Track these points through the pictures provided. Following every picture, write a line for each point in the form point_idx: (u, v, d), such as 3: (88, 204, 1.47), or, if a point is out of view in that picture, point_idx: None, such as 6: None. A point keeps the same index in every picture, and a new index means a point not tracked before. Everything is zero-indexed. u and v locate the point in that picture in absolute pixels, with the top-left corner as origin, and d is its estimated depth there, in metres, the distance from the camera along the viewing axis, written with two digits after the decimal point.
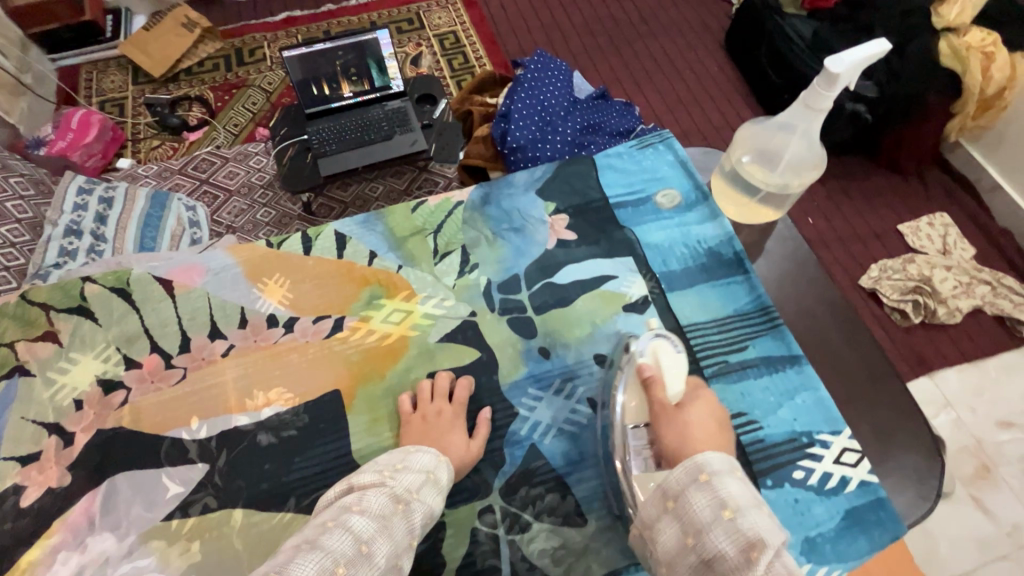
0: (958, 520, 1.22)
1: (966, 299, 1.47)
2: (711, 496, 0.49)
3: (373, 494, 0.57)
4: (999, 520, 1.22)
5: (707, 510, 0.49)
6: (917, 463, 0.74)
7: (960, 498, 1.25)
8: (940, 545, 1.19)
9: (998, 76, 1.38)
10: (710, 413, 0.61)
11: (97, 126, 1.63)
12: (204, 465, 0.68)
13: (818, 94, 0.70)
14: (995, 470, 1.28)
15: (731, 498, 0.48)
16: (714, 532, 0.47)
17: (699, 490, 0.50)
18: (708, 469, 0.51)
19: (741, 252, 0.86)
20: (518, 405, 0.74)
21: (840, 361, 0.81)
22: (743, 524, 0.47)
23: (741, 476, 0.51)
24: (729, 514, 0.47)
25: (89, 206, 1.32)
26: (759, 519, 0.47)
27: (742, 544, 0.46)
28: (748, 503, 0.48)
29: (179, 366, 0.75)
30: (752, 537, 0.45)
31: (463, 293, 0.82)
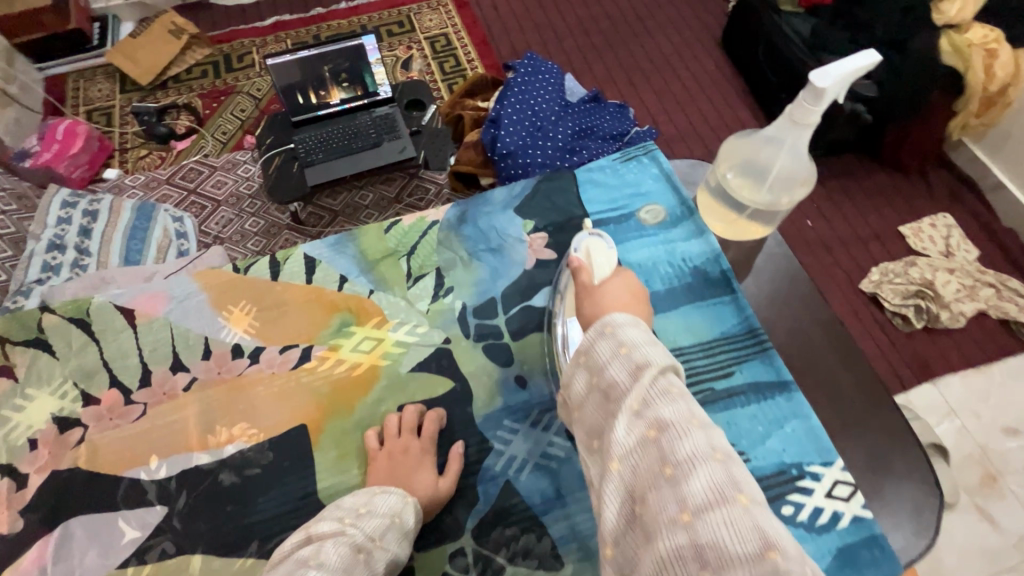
0: (962, 531, 1.18)
1: (970, 302, 1.43)
2: (610, 338, 0.49)
3: (331, 545, 0.53)
4: (1005, 532, 1.18)
5: (606, 349, 0.49)
6: (914, 493, 0.70)
7: (965, 508, 1.21)
8: (946, 561, 1.15)
9: (1001, 73, 1.33)
10: (626, 286, 0.61)
11: (83, 136, 1.61)
12: (162, 508, 0.65)
13: (804, 108, 0.66)
14: (1001, 479, 1.24)
15: (628, 337, 0.49)
16: (612, 368, 0.48)
17: (602, 337, 0.50)
18: (611, 321, 0.51)
19: (728, 270, 0.82)
20: (492, 439, 0.70)
21: (834, 384, 0.77)
22: (637, 354, 0.47)
23: (643, 325, 0.52)
24: (625, 348, 0.48)
25: (74, 218, 1.33)
26: (653, 351, 0.48)
27: (633, 367, 0.47)
28: (645, 340, 0.49)
29: (140, 402, 0.71)
30: (644, 361, 0.47)
31: (437, 319, 0.78)
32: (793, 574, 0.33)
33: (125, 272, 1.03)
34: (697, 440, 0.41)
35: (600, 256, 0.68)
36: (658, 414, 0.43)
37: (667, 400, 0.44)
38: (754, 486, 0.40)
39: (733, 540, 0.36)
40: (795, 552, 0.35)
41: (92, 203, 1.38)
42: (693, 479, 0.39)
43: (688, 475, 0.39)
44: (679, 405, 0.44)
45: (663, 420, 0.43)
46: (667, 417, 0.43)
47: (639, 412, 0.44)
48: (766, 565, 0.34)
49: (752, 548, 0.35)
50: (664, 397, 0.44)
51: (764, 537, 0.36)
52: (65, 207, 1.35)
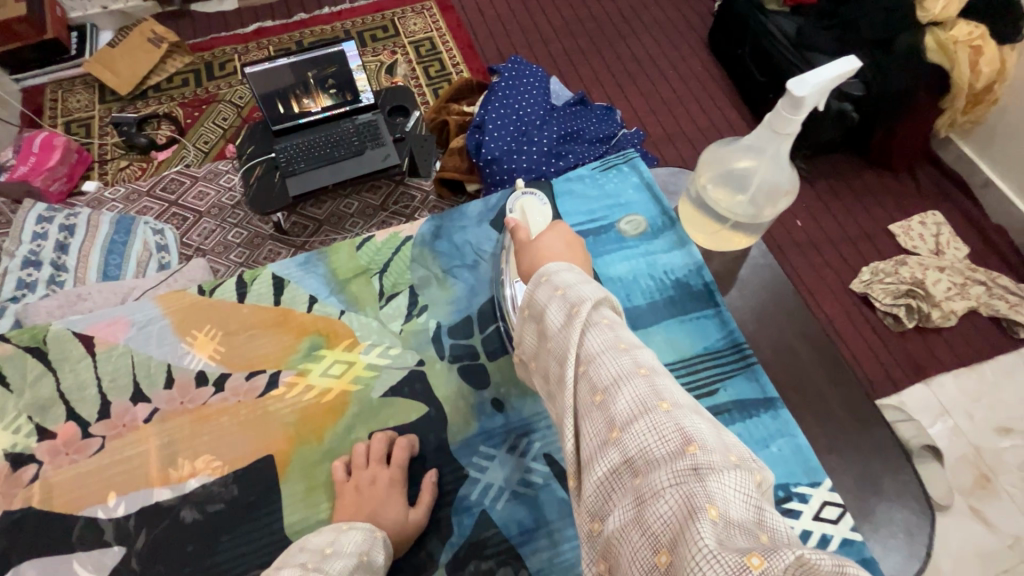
0: (958, 534, 1.17)
1: (961, 300, 1.41)
2: (546, 285, 0.49)
3: None
4: (1000, 532, 1.17)
5: (543, 295, 0.48)
6: (904, 513, 0.68)
7: (959, 510, 1.19)
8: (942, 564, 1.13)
9: (987, 70, 1.32)
10: (565, 235, 0.59)
11: (60, 148, 1.57)
12: (120, 548, 0.62)
13: (783, 117, 0.63)
14: (995, 479, 1.22)
15: (562, 280, 0.48)
16: (549, 311, 0.47)
17: (539, 286, 0.49)
18: (545, 270, 0.50)
19: (711, 282, 0.80)
20: (468, 466, 0.68)
21: (822, 402, 0.74)
22: (570, 294, 0.47)
23: (578, 268, 0.51)
24: (560, 291, 0.47)
25: (49, 234, 1.30)
26: (587, 289, 0.47)
27: (567, 308, 0.46)
28: (579, 281, 0.48)
29: (98, 435, 0.68)
30: (576, 298, 0.46)
31: (411, 340, 0.75)
32: (710, 461, 0.34)
33: (101, 289, 0.99)
34: (623, 362, 0.42)
35: (536, 214, 0.79)
36: (587, 348, 0.43)
37: (596, 330, 0.44)
38: (681, 393, 0.40)
39: (657, 444, 0.36)
40: (717, 446, 0.36)
41: (69, 217, 1.35)
42: (619, 398, 0.39)
43: (615, 395, 0.40)
44: (608, 333, 0.44)
45: (590, 353, 0.43)
46: (595, 348, 0.43)
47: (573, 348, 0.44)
48: (686, 462, 0.34)
49: (673, 447, 0.36)
50: (594, 329, 0.44)
51: (685, 436, 0.36)
52: (41, 222, 1.32)
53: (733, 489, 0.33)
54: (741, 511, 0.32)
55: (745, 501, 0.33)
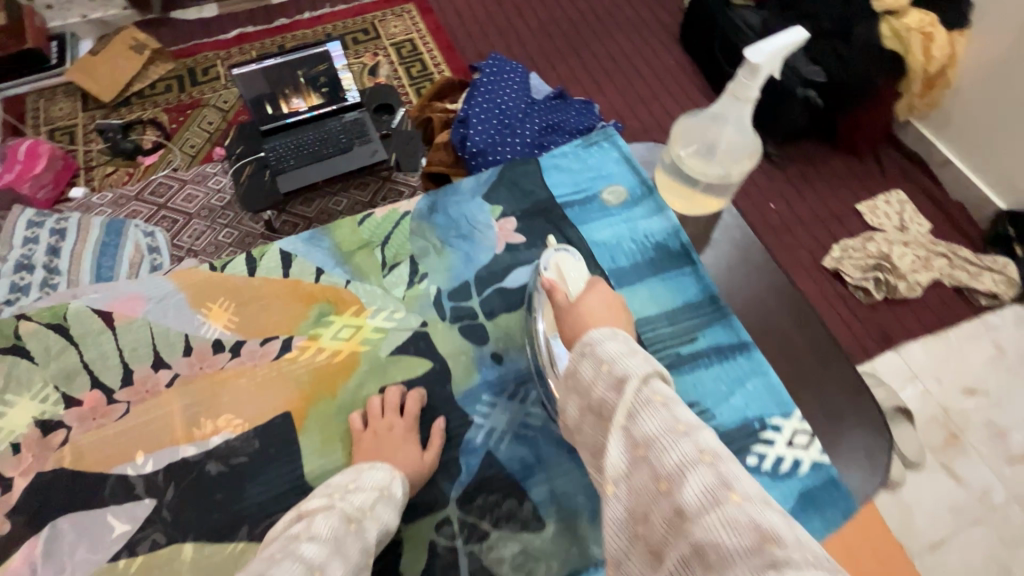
0: (930, 488, 1.28)
1: (925, 273, 1.52)
2: (591, 358, 0.47)
3: (321, 519, 0.55)
4: (969, 486, 1.28)
5: (587, 369, 0.47)
6: (866, 437, 0.75)
7: (932, 467, 1.30)
8: (915, 517, 1.25)
9: (939, 55, 1.45)
10: (603, 299, 0.59)
11: (46, 156, 1.58)
12: (150, 501, 0.67)
13: (743, 85, 0.71)
14: (963, 438, 1.33)
15: (607, 351, 0.47)
16: (597, 386, 0.46)
17: (583, 358, 0.48)
18: (590, 339, 0.49)
19: (687, 243, 0.87)
20: (471, 413, 0.73)
21: (790, 345, 0.82)
22: (617, 369, 0.45)
23: (622, 333, 0.49)
24: (605, 364, 0.46)
25: (41, 238, 1.32)
26: (633, 362, 0.46)
27: (615, 383, 0.44)
28: (624, 352, 0.47)
29: (122, 400, 0.73)
30: (624, 374, 0.44)
31: (413, 304, 0.81)
32: (795, 562, 0.31)
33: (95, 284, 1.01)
34: (685, 448, 0.39)
35: (573, 271, 0.70)
36: (642, 431, 0.41)
37: (650, 410, 0.42)
38: (749, 481, 0.38)
39: (734, 540, 0.34)
40: (797, 541, 0.33)
41: (59, 221, 1.36)
42: (686, 488, 0.37)
43: (680, 483, 0.38)
44: (664, 413, 0.41)
45: (648, 437, 0.41)
46: (651, 432, 0.41)
47: (626, 428, 0.42)
48: (765, 560, 0.32)
49: (752, 544, 0.33)
50: (648, 408, 0.42)
51: (762, 532, 0.34)
52: (32, 227, 1.34)
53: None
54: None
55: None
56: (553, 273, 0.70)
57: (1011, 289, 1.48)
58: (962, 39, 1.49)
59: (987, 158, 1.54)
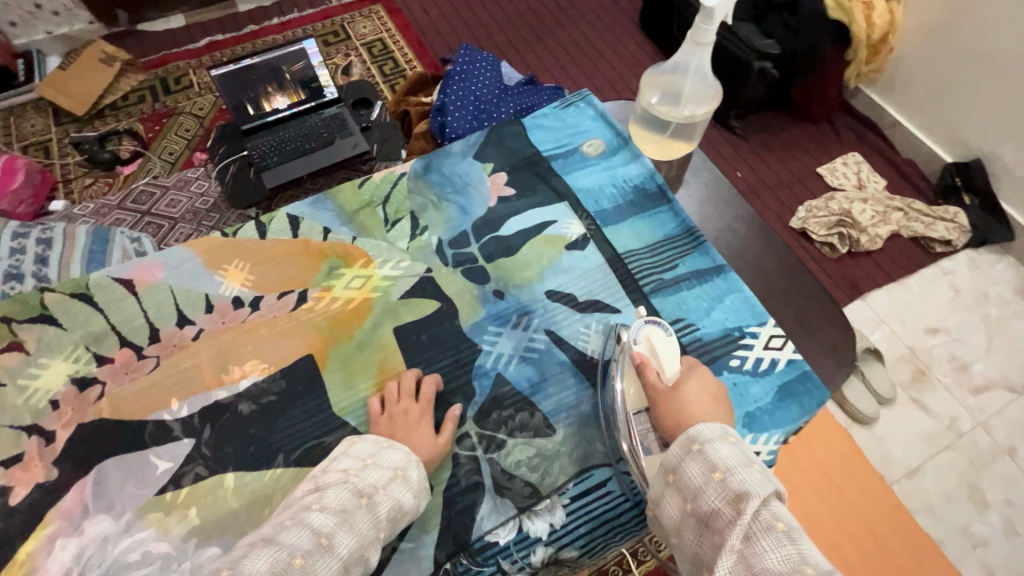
0: (904, 423, 1.40)
1: (885, 226, 1.65)
2: (705, 462, 0.58)
3: (333, 491, 0.62)
4: (938, 416, 1.42)
5: (700, 476, 0.57)
6: (835, 339, 0.85)
7: (904, 402, 1.43)
8: (892, 448, 1.37)
9: (880, 22, 1.59)
10: (706, 387, 0.68)
11: (23, 171, 1.56)
12: (189, 440, 0.72)
13: (701, 29, 0.79)
14: (930, 372, 1.47)
15: (721, 462, 0.57)
16: (706, 490, 0.56)
17: (693, 458, 0.59)
18: (704, 440, 0.60)
19: (663, 184, 0.95)
20: (480, 342, 0.80)
21: (760, 265, 0.91)
22: (731, 481, 0.55)
23: (733, 440, 0.60)
24: (720, 476, 0.56)
25: (28, 248, 1.33)
26: (750, 479, 0.55)
27: (730, 497, 0.54)
28: (738, 465, 0.57)
29: (152, 355, 0.77)
30: (738, 488, 0.54)
31: (417, 254, 0.88)
32: None
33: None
34: None
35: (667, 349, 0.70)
36: (764, 563, 0.49)
37: (772, 540, 0.51)
38: None
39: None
40: None
41: (44, 232, 1.37)
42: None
43: None
44: (786, 546, 0.50)
45: (769, 570, 0.49)
46: (773, 566, 0.49)
47: (746, 551, 0.51)
48: None
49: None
50: (770, 536, 0.51)
51: None
52: (17, 239, 1.35)
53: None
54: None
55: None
56: (643, 347, 0.72)
57: (962, 236, 1.63)
58: (900, 7, 1.64)
59: (933, 116, 1.69)
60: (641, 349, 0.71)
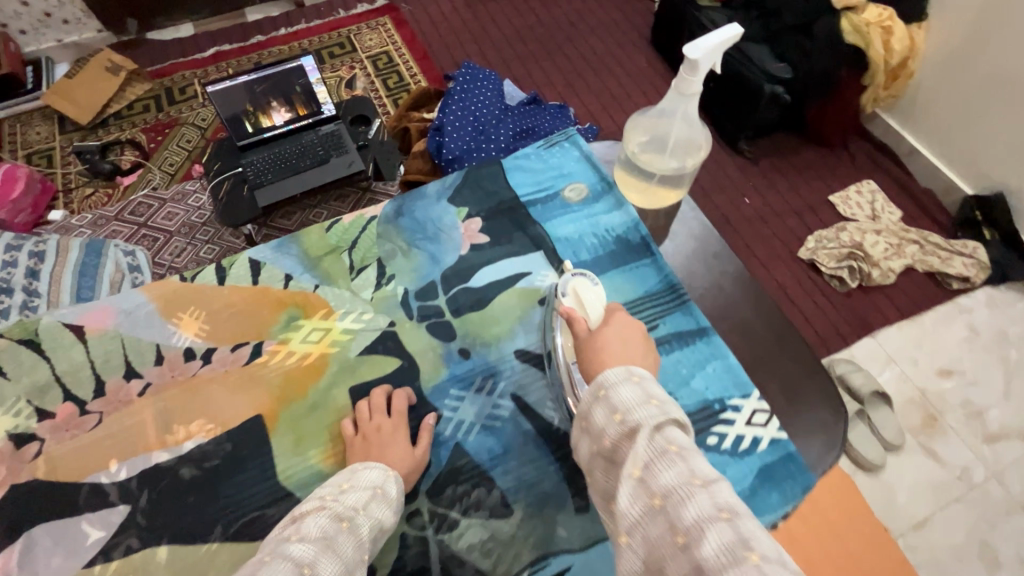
0: (912, 471, 1.32)
1: (898, 260, 1.57)
2: (605, 403, 0.53)
3: (312, 520, 0.57)
4: (948, 464, 1.33)
5: (602, 417, 0.53)
6: (827, 415, 0.78)
7: (912, 449, 1.34)
8: (898, 495, 1.29)
9: (899, 47, 1.53)
10: (622, 331, 0.63)
11: (24, 180, 1.56)
12: (124, 507, 0.68)
13: (685, 80, 0.73)
14: (941, 418, 1.38)
15: (621, 403, 0.52)
16: (608, 432, 0.52)
17: (598, 402, 0.54)
18: (605, 382, 0.55)
19: (647, 236, 0.90)
20: (440, 407, 0.75)
21: (747, 325, 0.85)
22: (629, 418, 0.51)
23: (635, 377, 0.55)
24: (619, 415, 0.52)
25: (19, 261, 1.31)
26: (646, 412, 0.51)
27: (629, 432, 0.50)
28: (639, 402, 0.52)
29: (95, 411, 0.74)
30: (636, 424, 0.50)
31: (381, 305, 0.83)
32: None
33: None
34: (702, 502, 0.44)
35: (592, 298, 0.71)
36: (661, 484, 0.46)
37: (666, 463, 0.47)
38: (766, 540, 0.42)
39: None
40: None
41: (37, 244, 1.35)
42: (704, 542, 0.42)
43: (700, 541, 0.42)
44: (680, 466, 0.46)
45: (665, 489, 0.46)
46: (669, 484, 0.46)
47: (643, 480, 0.47)
48: None
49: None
50: (664, 461, 0.47)
51: None
52: (10, 251, 1.32)
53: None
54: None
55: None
56: (571, 299, 0.72)
57: (981, 273, 1.54)
58: (921, 32, 1.57)
59: (954, 144, 1.61)
60: (569, 302, 0.71)
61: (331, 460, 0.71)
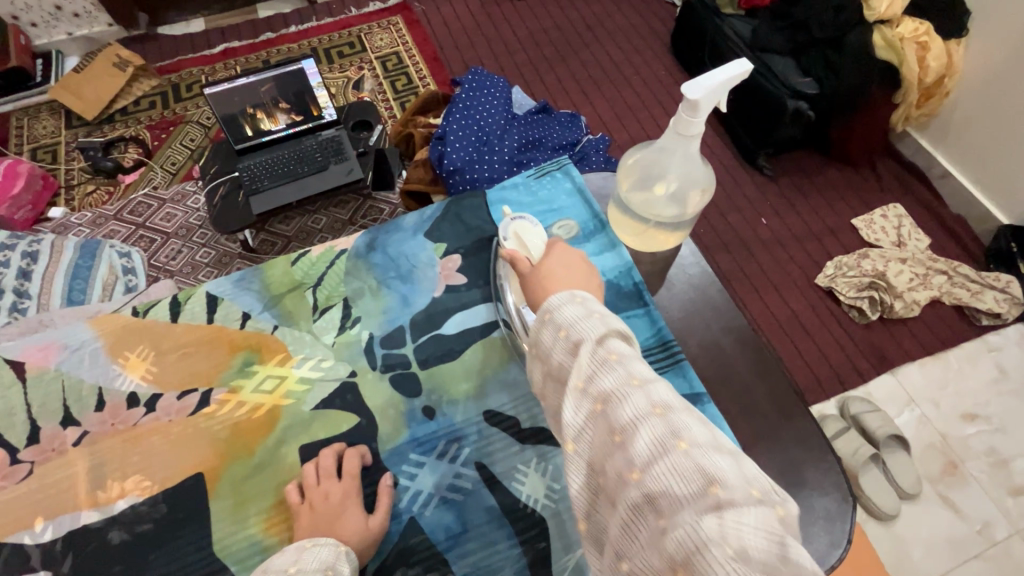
0: (928, 523, 1.21)
1: (924, 291, 1.46)
2: (549, 324, 0.49)
3: None
4: (969, 518, 1.21)
5: (547, 335, 0.49)
6: (829, 501, 0.70)
7: (930, 498, 1.23)
8: (913, 550, 1.18)
9: (935, 64, 1.41)
10: (563, 259, 0.59)
11: (25, 176, 1.52)
12: (45, 573, 0.62)
13: (684, 121, 0.65)
14: (962, 466, 1.27)
15: (565, 318, 0.48)
16: (555, 353, 0.48)
17: (543, 325, 0.49)
18: (549, 306, 0.50)
19: (640, 283, 0.81)
20: (397, 474, 0.68)
21: (746, 392, 0.76)
22: (572, 333, 0.47)
23: (580, 296, 0.50)
24: (562, 330, 0.47)
25: (12, 261, 1.25)
26: (589, 324, 0.47)
27: (572, 348, 0.46)
28: (582, 315, 0.48)
29: (27, 460, 0.68)
30: (578, 338, 0.46)
31: (343, 351, 0.76)
32: (734, 506, 0.35)
33: (64, 312, 0.99)
34: (638, 401, 0.42)
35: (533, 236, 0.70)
36: (600, 389, 0.43)
37: (606, 369, 0.44)
38: (699, 428, 0.40)
39: (679, 485, 0.37)
40: (739, 482, 0.37)
41: (32, 244, 1.29)
42: (638, 439, 0.40)
43: (634, 437, 0.40)
44: (618, 370, 0.44)
45: (604, 394, 0.43)
46: (608, 388, 0.43)
47: (584, 389, 0.44)
48: (709, 502, 0.36)
49: (696, 487, 0.37)
50: (604, 368, 0.44)
51: (707, 476, 0.37)
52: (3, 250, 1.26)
53: (755, 526, 0.35)
54: (763, 548, 0.34)
55: (767, 537, 0.34)
56: (513, 242, 0.70)
57: (1014, 309, 1.42)
58: (960, 47, 1.44)
59: (990, 168, 1.48)
60: (510, 245, 0.70)
61: (273, 530, 0.65)
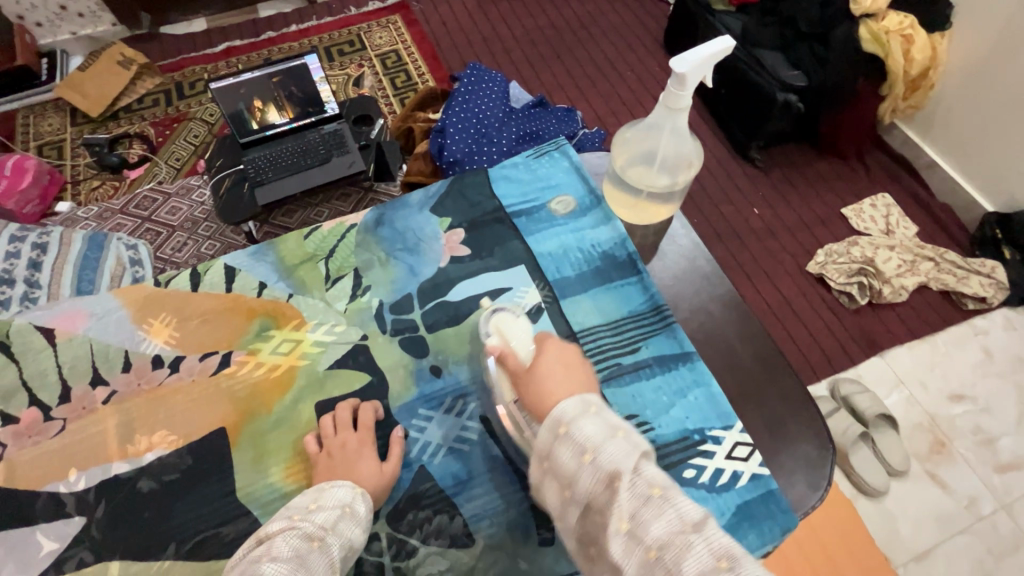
0: (915, 497, 1.26)
1: (912, 277, 1.51)
2: (569, 443, 0.50)
3: (282, 541, 0.55)
4: (956, 494, 1.26)
5: (571, 460, 0.50)
6: (813, 453, 0.75)
7: (917, 476, 1.28)
8: (901, 524, 1.22)
9: (920, 57, 1.45)
10: (559, 355, 0.61)
11: (33, 172, 1.54)
12: (80, 519, 0.67)
13: (673, 94, 0.70)
14: (949, 444, 1.32)
15: (588, 441, 0.50)
16: (584, 479, 0.49)
17: (560, 443, 0.51)
18: (562, 417, 0.52)
19: (634, 253, 0.86)
20: (407, 427, 0.73)
21: (733, 351, 0.81)
22: (602, 460, 0.48)
23: (592, 409, 0.52)
24: (591, 457, 0.49)
25: (23, 253, 1.24)
26: (617, 451, 0.49)
27: (606, 479, 0.48)
28: (604, 437, 0.50)
29: (59, 417, 0.73)
30: (613, 471, 0.48)
31: (355, 317, 0.81)
32: None
33: None
34: (699, 551, 0.43)
35: (516, 330, 0.70)
36: (652, 534, 0.45)
37: (654, 511, 0.46)
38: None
39: None
40: None
41: (41, 236, 1.28)
42: None
43: None
44: (667, 514, 0.45)
45: (660, 541, 0.44)
46: (661, 534, 0.45)
47: (633, 532, 0.46)
48: None
49: None
50: (651, 510, 0.46)
51: None
52: (14, 242, 1.26)
53: None
54: None
55: None
56: (496, 338, 0.70)
57: (999, 293, 1.47)
58: (944, 41, 1.50)
59: (974, 158, 1.54)
60: (493, 341, 0.69)
61: (293, 478, 0.70)
